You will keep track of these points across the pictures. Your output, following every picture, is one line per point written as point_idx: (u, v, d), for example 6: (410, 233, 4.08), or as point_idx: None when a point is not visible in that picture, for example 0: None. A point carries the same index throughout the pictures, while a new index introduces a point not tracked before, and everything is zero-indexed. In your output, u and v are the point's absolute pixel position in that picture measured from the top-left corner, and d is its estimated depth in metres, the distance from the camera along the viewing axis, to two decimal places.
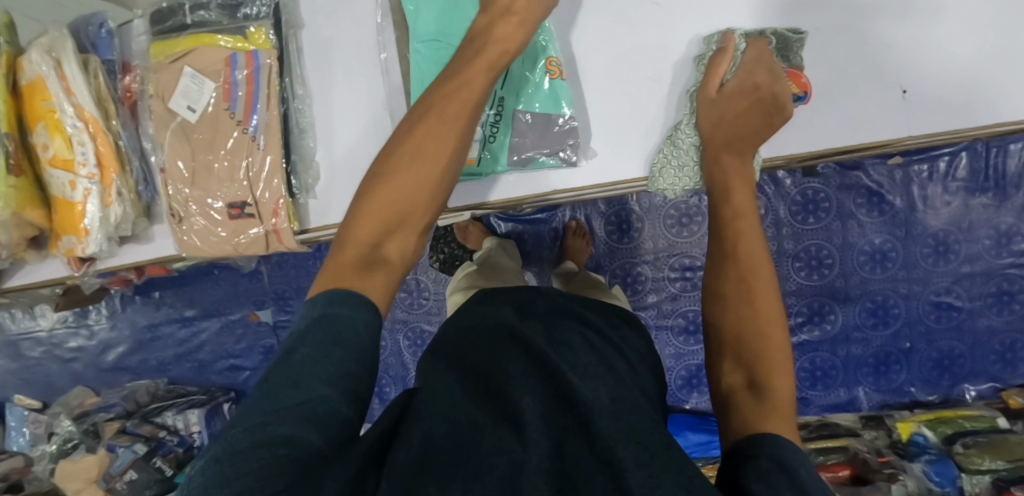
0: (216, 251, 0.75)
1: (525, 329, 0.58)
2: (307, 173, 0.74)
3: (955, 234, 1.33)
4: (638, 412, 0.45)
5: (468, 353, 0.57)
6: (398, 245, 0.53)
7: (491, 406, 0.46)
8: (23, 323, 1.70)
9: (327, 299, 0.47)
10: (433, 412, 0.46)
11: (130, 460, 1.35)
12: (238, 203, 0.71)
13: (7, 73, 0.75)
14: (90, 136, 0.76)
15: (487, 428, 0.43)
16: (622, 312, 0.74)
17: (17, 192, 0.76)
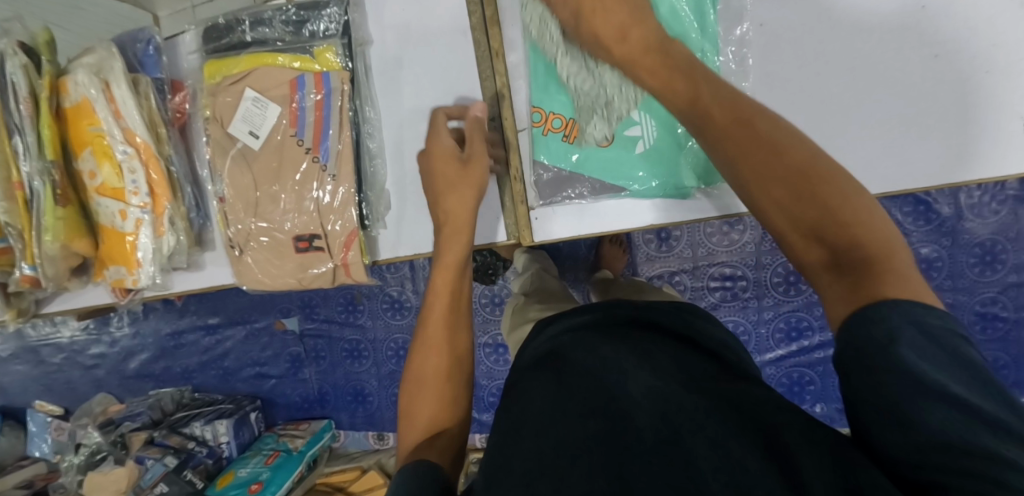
0: (278, 283, 0.70)
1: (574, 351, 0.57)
2: (378, 200, 0.70)
3: (1003, 244, 1.29)
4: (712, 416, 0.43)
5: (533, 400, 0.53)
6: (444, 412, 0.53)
7: (554, 460, 0.42)
8: (43, 330, 1.68)
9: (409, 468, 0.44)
10: (497, 465, 0.45)
11: (160, 473, 1.33)
12: (307, 236, 0.67)
13: (51, 95, 0.63)
14: (142, 163, 0.65)
15: (542, 466, 0.42)
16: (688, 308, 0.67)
17: (65, 222, 0.66)
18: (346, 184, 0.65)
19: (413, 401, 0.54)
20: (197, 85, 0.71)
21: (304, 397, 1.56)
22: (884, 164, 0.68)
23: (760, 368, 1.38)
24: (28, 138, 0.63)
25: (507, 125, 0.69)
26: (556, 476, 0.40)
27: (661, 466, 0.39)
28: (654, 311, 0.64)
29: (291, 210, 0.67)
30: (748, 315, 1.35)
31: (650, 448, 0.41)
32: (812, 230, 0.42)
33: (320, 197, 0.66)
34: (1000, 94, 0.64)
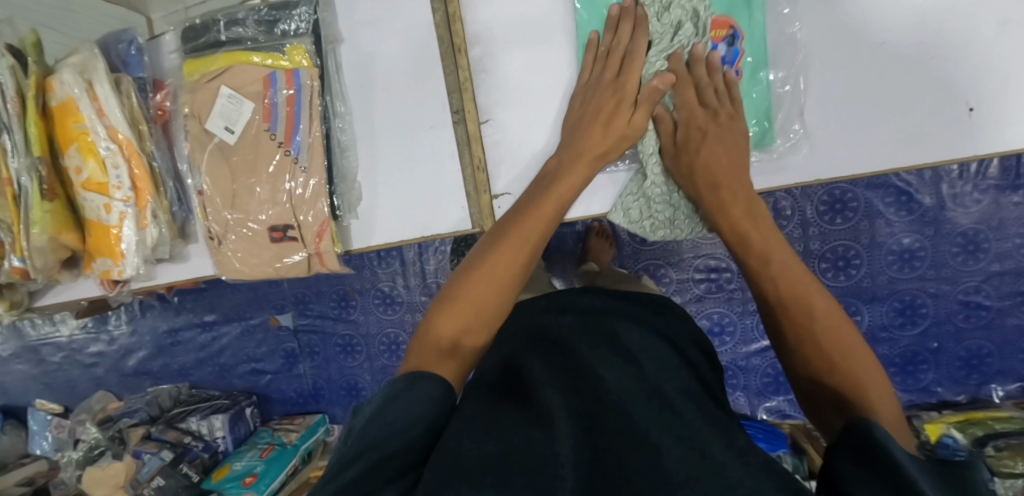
0: (257, 274, 0.73)
1: (568, 324, 0.59)
2: (349, 192, 0.73)
3: (985, 233, 1.30)
4: (683, 411, 0.46)
5: (514, 366, 0.55)
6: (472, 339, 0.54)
7: (529, 426, 0.45)
8: (42, 330, 1.71)
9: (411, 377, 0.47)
10: (476, 411, 0.47)
11: (158, 466, 1.35)
12: (281, 227, 0.69)
13: (36, 94, 0.66)
14: (125, 159, 0.67)
15: (521, 431, 0.44)
16: (660, 302, 0.70)
17: (53, 217, 0.69)
18: (314, 175, 0.68)
19: (454, 305, 0.55)
20: (178, 83, 0.73)
21: (299, 391, 1.59)
22: (834, 144, 0.66)
23: (745, 358, 1.40)
24: (16, 136, 0.65)
25: (471, 117, 0.68)
26: (531, 441, 0.43)
27: (631, 454, 0.42)
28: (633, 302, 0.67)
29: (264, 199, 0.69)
30: (732, 306, 1.37)
31: (622, 433, 0.44)
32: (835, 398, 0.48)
33: (292, 190, 0.68)
34: (960, 77, 0.62)
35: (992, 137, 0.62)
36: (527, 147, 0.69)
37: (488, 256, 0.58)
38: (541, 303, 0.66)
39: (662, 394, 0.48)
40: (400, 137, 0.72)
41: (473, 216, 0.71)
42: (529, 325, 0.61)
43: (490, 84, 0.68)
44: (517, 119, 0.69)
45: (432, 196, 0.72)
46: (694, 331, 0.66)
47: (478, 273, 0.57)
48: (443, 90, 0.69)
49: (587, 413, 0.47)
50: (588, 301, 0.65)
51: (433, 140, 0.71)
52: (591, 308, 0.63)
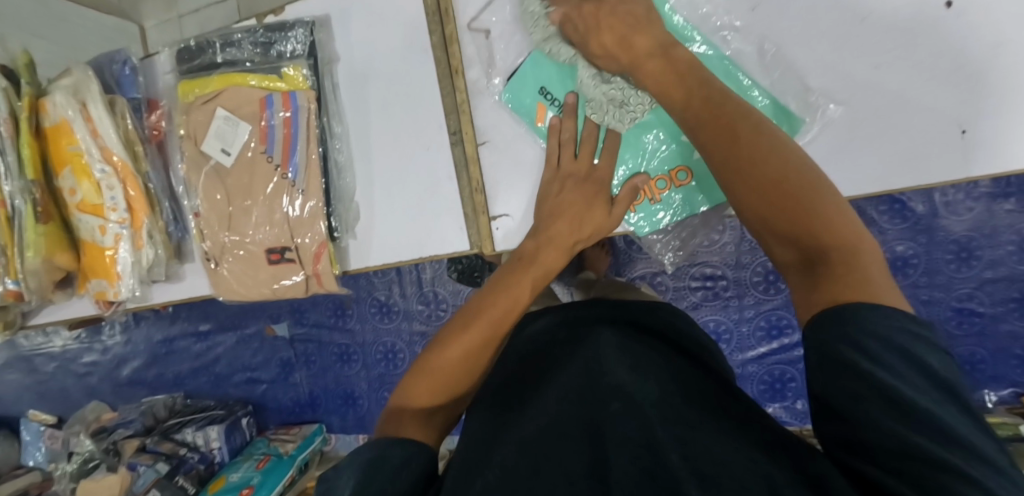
0: (255, 294, 0.73)
1: (562, 334, 0.60)
2: (347, 213, 0.73)
3: (978, 240, 1.31)
4: (679, 405, 0.46)
5: (513, 386, 0.56)
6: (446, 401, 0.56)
7: (530, 466, 0.44)
8: (36, 339, 1.69)
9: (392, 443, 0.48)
10: (480, 447, 0.49)
11: (153, 479, 1.34)
12: (279, 248, 0.69)
13: (30, 115, 0.65)
14: (120, 181, 0.67)
15: (521, 453, 0.45)
16: (663, 307, 0.68)
17: (49, 239, 0.68)
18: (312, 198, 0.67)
19: (429, 382, 0.55)
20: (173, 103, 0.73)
21: (296, 400, 1.58)
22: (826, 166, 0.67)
23: (742, 365, 1.41)
24: (9, 159, 0.65)
25: (468, 139, 0.69)
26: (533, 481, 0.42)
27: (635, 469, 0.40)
28: (632, 308, 0.65)
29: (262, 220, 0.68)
30: (728, 313, 1.37)
31: (619, 443, 0.43)
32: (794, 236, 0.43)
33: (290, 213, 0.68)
34: (955, 100, 0.62)
35: (988, 159, 0.63)
36: (524, 169, 0.68)
37: (461, 331, 0.58)
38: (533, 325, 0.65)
39: (656, 387, 0.48)
40: (397, 160, 0.72)
41: (472, 237, 0.71)
42: (524, 354, 0.60)
43: (487, 107, 0.68)
44: (515, 142, 0.68)
45: (430, 217, 0.72)
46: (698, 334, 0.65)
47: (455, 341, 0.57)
48: (440, 113, 0.69)
49: (585, 433, 0.46)
50: (581, 313, 0.64)
51: (431, 162, 0.71)
52: (586, 318, 0.62)
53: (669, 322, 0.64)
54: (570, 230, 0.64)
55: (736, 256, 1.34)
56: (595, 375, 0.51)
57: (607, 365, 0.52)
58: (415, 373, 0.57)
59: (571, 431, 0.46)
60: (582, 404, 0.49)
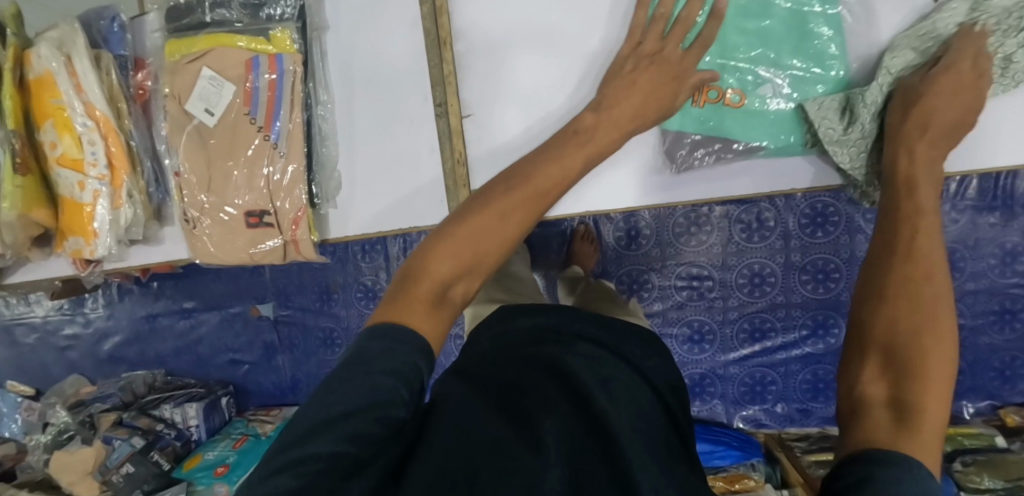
0: (231, 259, 0.72)
1: (551, 346, 0.58)
2: (328, 181, 0.73)
3: (961, 252, 1.33)
4: (657, 455, 0.45)
5: (496, 378, 0.53)
6: (461, 288, 0.51)
7: (508, 444, 0.42)
8: (17, 310, 1.68)
9: (380, 330, 0.45)
10: (456, 417, 0.45)
11: (127, 453, 1.33)
12: (258, 212, 0.69)
13: (13, 66, 0.64)
14: (101, 136, 0.66)
15: (507, 444, 0.42)
16: (643, 333, 0.68)
17: (25, 191, 0.67)
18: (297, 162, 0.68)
19: (449, 252, 0.51)
20: (159, 63, 0.72)
21: (277, 383, 1.57)
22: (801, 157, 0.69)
23: (724, 367, 1.41)
24: None
25: (453, 111, 0.69)
26: (513, 462, 0.40)
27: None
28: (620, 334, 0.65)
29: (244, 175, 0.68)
30: (712, 314, 1.38)
31: (603, 485, 0.41)
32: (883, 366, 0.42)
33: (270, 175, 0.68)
34: None
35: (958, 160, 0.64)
36: (541, 112, 0.69)
37: (478, 215, 0.52)
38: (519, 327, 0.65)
39: (640, 433, 0.47)
40: (381, 129, 0.72)
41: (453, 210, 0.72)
42: (508, 347, 0.60)
43: (473, 81, 0.68)
44: (500, 117, 0.69)
45: (411, 188, 0.73)
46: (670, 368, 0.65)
47: (475, 223, 0.52)
48: (426, 84, 0.69)
49: (574, 454, 0.43)
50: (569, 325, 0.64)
51: (416, 134, 0.71)
52: (572, 333, 0.62)
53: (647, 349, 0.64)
54: (619, 121, 0.61)
55: (723, 258, 1.35)
56: (584, 392, 0.51)
57: (597, 387, 0.52)
58: (434, 240, 0.52)
59: (562, 445, 0.44)
60: (571, 417, 0.47)
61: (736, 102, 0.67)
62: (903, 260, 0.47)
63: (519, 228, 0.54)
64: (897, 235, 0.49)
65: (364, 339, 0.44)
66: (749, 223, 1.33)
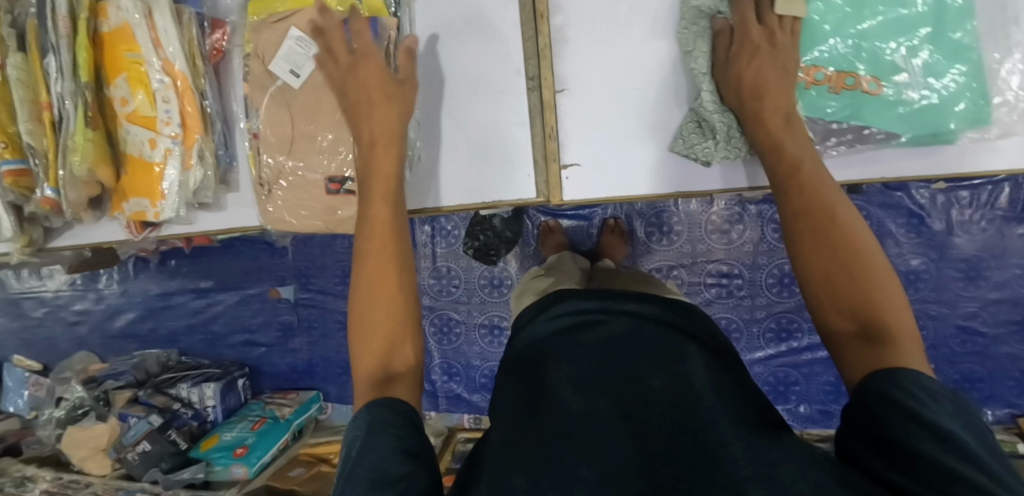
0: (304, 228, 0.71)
1: (584, 346, 0.54)
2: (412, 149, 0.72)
3: (988, 261, 1.33)
4: (737, 439, 0.40)
5: (539, 399, 0.49)
6: (404, 357, 0.52)
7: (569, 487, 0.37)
8: (27, 282, 1.64)
9: (366, 418, 0.44)
10: (511, 460, 0.41)
11: (144, 431, 1.30)
12: (340, 177, 0.67)
13: (89, 16, 0.63)
14: (177, 94, 0.65)
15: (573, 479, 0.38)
16: (672, 301, 0.65)
17: (94, 147, 0.65)
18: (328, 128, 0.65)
19: (363, 273, 0.55)
20: (240, 23, 0.71)
21: (293, 366, 1.54)
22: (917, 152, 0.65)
23: (748, 365, 1.41)
24: (63, 59, 0.62)
25: (547, 85, 0.69)
26: None
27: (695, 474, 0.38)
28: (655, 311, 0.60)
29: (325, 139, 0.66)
30: (740, 312, 1.38)
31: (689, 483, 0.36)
32: (848, 308, 0.46)
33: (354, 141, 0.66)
34: None
35: None
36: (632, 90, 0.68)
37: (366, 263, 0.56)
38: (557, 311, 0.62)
39: (710, 419, 0.43)
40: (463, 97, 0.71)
41: (538, 185, 0.70)
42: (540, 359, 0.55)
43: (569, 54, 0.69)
44: (592, 89, 0.69)
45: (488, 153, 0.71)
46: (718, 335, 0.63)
47: (365, 291, 0.54)
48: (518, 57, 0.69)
49: (648, 465, 0.39)
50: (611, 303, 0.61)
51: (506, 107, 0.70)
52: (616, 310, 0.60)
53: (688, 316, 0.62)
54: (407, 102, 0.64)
55: (753, 257, 1.35)
56: (632, 400, 0.45)
57: (649, 365, 0.50)
58: (355, 325, 0.54)
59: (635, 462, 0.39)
60: (628, 426, 0.43)
61: (874, 89, 0.63)
62: (830, 224, 0.50)
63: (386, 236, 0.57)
64: (815, 221, 0.51)
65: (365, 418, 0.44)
66: (781, 223, 1.32)
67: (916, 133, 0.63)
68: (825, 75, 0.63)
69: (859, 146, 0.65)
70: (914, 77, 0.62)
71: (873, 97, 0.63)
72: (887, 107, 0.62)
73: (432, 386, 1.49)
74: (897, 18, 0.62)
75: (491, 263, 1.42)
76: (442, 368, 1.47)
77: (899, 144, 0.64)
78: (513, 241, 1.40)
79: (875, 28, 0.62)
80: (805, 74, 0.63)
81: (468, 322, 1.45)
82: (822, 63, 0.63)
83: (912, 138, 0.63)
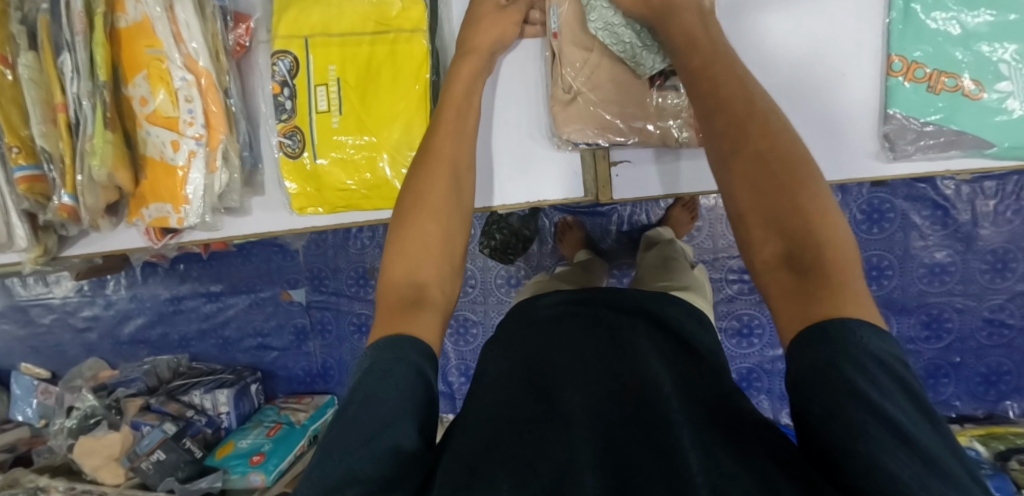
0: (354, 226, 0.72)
1: (579, 320, 0.55)
2: None
3: (1015, 252, 1.22)
4: (703, 418, 0.42)
5: (530, 359, 0.51)
6: (435, 283, 0.51)
7: (527, 438, 0.41)
8: (34, 289, 1.61)
9: (382, 348, 0.44)
10: (486, 412, 0.45)
11: (158, 440, 1.27)
12: None
13: (106, 11, 0.60)
14: (201, 93, 0.62)
15: (535, 430, 0.41)
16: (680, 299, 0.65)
17: (115, 149, 0.62)
18: (454, 108, 0.59)
19: (414, 203, 0.54)
20: (265, 18, 0.68)
21: (309, 370, 1.52)
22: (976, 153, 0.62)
23: (772, 362, 1.37)
24: (79, 56, 0.59)
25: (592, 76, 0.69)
26: (535, 455, 0.39)
27: (645, 462, 0.37)
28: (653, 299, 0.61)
29: (361, 144, 0.65)
30: (764, 308, 1.34)
31: (636, 448, 0.39)
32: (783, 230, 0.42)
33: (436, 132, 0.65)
34: None
35: None
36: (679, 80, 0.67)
37: (408, 214, 0.54)
38: (539, 305, 0.61)
39: (682, 395, 0.44)
40: None
41: (588, 183, 0.70)
42: (534, 324, 0.57)
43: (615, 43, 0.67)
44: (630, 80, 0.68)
45: (534, 152, 0.71)
46: (714, 340, 0.61)
47: (411, 235, 0.52)
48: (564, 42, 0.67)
49: (604, 428, 0.41)
50: (595, 299, 0.60)
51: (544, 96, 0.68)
52: (601, 302, 0.59)
53: (683, 315, 0.61)
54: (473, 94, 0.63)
55: None
56: (612, 371, 0.47)
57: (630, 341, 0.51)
58: (399, 240, 0.53)
59: (593, 422, 0.42)
60: (602, 392, 0.45)
61: (975, 94, 0.59)
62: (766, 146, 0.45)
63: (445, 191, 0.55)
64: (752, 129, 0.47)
65: (373, 354, 0.44)
66: None
67: (1011, 144, 0.60)
68: (924, 74, 0.61)
69: (945, 153, 0.62)
70: (1019, 86, 0.59)
71: (972, 102, 0.60)
72: (986, 114, 0.59)
73: (448, 388, 1.46)
74: (1007, 23, 0.58)
75: (507, 262, 1.39)
76: (460, 370, 1.45)
77: (988, 155, 0.61)
78: (531, 239, 1.38)
79: (983, 28, 0.59)
80: (898, 72, 0.61)
81: (484, 322, 1.42)
82: (924, 61, 0.60)
83: (1006, 148, 0.60)
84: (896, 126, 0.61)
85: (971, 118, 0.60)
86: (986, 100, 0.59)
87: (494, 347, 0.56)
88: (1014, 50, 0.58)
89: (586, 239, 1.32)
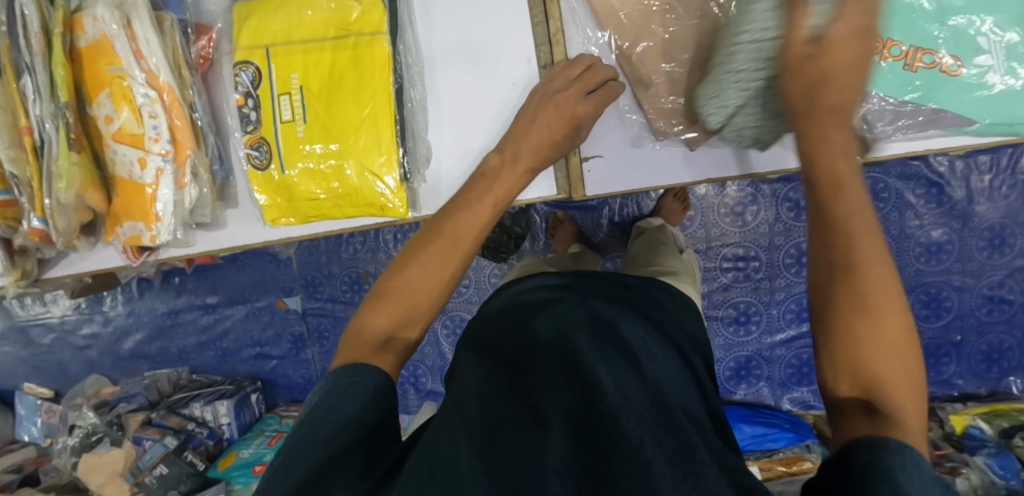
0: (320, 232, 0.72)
1: (558, 309, 0.53)
2: (417, 148, 0.67)
3: (1012, 227, 1.20)
4: (683, 420, 0.39)
5: (505, 353, 0.49)
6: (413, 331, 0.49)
7: (500, 437, 0.39)
8: (32, 309, 1.62)
9: (346, 373, 0.43)
10: (457, 407, 0.43)
11: (160, 454, 1.29)
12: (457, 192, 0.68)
13: (64, 32, 0.60)
14: (165, 109, 0.62)
15: (507, 429, 0.39)
16: (672, 298, 0.64)
17: (83, 170, 0.62)
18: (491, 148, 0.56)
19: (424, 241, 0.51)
20: (227, 29, 0.67)
21: (308, 377, 1.52)
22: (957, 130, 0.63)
23: (770, 349, 1.36)
24: (40, 78, 0.59)
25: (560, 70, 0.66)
26: (507, 454, 0.37)
27: (622, 460, 0.35)
28: (635, 291, 0.60)
29: (328, 153, 0.64)
30: (760, 295, 1.33)
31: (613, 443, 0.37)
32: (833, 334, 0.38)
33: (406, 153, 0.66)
34: None
35: None
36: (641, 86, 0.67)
37: (417, 254, 0.51)
38: (518, 296, 0.59)
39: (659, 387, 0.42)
40: (475, 88, 0.67)
41: (560, 181, 0.70)
42: (514, 315, 0.54)
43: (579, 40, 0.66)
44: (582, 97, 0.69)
45: None
46: (697, 328, 0.60)
47: (408, 278, 0.50)
48: (529, 42, 0.65)
49: (580, 425, 0.39)
50: (572, 286, 0.59)
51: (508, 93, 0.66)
52: (581, 291, 0.57)
53: (661, 302, 0.60)
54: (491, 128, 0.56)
55: (770, 238, 1.30)
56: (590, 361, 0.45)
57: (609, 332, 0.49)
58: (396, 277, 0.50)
59: (569, 421, 0.40)
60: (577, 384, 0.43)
61: (953, 70, 0.58)
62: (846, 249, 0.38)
63: (460, 265, 0.51)
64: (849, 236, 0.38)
65: (332, 379, 0.43)
66: (796, 201, 1.27)
67: (992, 120, 0.60)
68: (901, 51, 0.58)
69: (924, 132, 0.62)
70: (998, 60, 0.58)
71: (951, 79, 0.59)
72: (965, 92, 0.59)
73: None
74: None
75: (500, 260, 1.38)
76: None
77: (970, 131, 0.61)
78: (523, 236, 1.37)
79: (959, 1, 0.57)
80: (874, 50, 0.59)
81: None
82: (899, 39, 0.58)
83: (988, 125, 0.60)
84: (878, 106, 0.61)
85: (949, 95, 0.59)
86: (965, 76, 0.58)
87: (471, 339, 0.54)
88: (989, 23, 0.57)
89: (578, 233, 1.31)
